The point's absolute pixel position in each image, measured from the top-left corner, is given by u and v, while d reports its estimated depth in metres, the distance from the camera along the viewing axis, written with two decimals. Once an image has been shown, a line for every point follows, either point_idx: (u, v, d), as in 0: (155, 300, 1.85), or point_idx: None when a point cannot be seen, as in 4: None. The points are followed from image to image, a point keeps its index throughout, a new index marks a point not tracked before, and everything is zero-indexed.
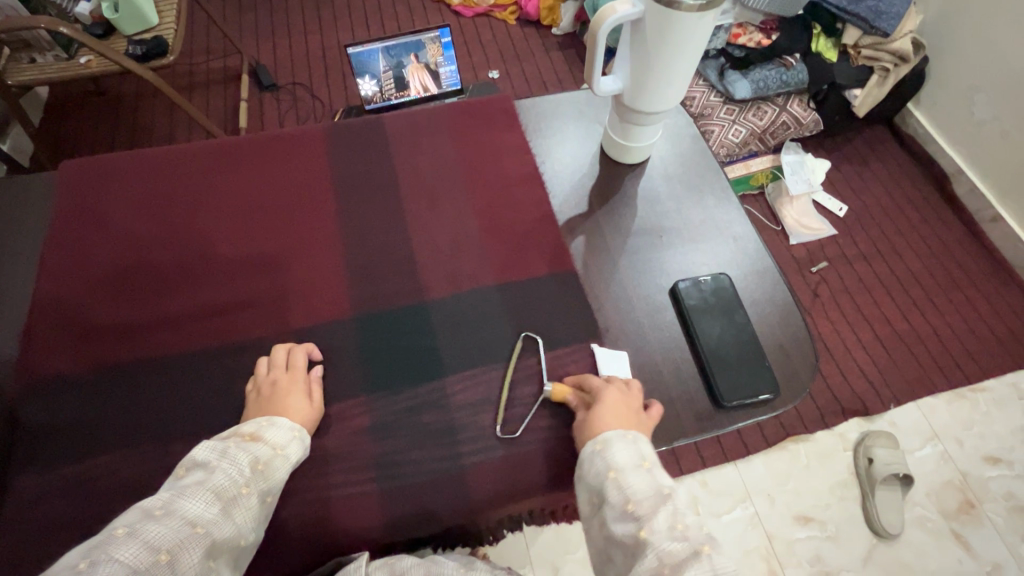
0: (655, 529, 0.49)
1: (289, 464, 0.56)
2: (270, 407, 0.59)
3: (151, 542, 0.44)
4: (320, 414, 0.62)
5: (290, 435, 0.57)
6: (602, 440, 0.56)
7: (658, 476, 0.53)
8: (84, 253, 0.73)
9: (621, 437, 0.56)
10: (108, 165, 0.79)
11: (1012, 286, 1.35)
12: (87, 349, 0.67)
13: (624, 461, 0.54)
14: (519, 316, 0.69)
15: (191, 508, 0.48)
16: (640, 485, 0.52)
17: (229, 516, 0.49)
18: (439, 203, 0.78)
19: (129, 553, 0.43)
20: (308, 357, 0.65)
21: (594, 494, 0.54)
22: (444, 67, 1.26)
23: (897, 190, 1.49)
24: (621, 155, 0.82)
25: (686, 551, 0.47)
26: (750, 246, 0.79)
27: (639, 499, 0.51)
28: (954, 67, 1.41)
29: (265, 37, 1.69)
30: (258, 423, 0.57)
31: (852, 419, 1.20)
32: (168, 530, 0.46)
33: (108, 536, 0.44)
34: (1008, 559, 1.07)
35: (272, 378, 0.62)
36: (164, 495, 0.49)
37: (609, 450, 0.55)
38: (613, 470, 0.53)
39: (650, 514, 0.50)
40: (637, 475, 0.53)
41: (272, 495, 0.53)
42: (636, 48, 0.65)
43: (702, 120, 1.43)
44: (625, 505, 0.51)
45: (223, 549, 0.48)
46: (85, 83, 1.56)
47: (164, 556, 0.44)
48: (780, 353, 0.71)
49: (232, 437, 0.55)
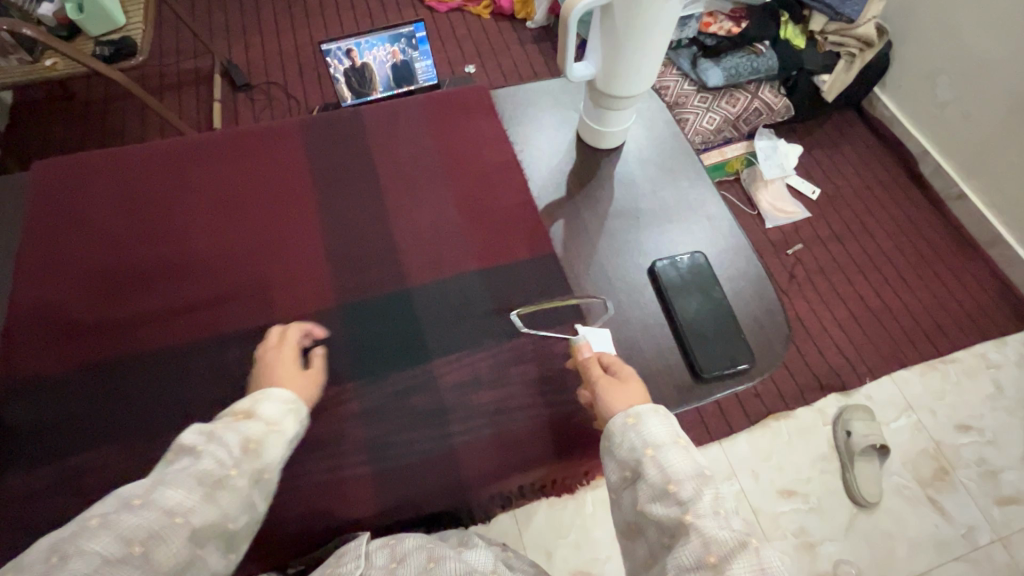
0: (699, 513, 0.45)
1: (283, 443, 0.55)
2: (270, 382, 0.60)
3: (126, 533, 0.42)
4: (316, 395, 0.62)
5: (285, 411, 0.56)
6: (636, 412, 0.53)
7: (698, 455, 0.50)
8: (61, 254, 0.72)
9: (658, 410, 0.53)
10: (83, 164, 0.78)
11: (976, 261, 1.41)
12: (68, 348, 0.66)
13: (662, 437, 0.51)
14: (504, 300, 0.70)
15: (170, 496, 0.46)
16: (681, 466, 0.49)
17: (213, 502, 0.47)
18: (418, 193, 0.78)
19: (101, 545, 0.41)
20: (304, 335, 0.66)
21: (629, 470, 0.51)
22: (420, 62, 1.25)
23: (867, 172, 1.54)
24: (598, 140, 0.84)
25: (734, 541, 0.43)
26: (725, 226, 0.81)
27: (678, 480, 0.48)
28: (917, 51, 1.45)
29: (237, 37, 1.67)
30: (253, 397, 0.56)
31: (830, 395, 1.23)
32: (147, 519, 0.44)
33: (82, 526, 0.42)
34: (981, 521, 1.12)
35: (273, 354, 0.62)
36: (145, 480, 0.46)
37: (646, 425, 0.52)
38: (650, 448, 0.50)
39: (693, 497, 0.47)
40: (675, 453, 0.49)
41: (266, 475, 0.52)
42: (608, 33, 0.66)
43: (677, 108, 1.45)
44: (665, 486, 0.48)
45: (207, 535, 0.46)
46: (50, 87, 1.52)
47: (137, 548, 0.42)
48: (757, 326, 0.74)
49: (224, 417, 0.53)
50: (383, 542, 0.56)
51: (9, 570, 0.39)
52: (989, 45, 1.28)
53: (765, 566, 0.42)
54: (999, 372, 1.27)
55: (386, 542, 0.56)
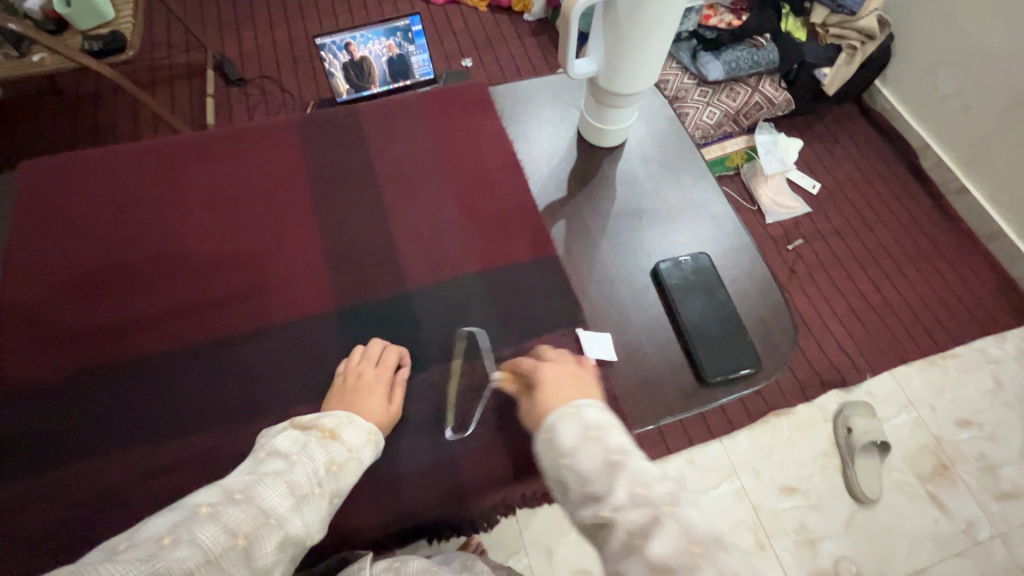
0: (616, 504, 0.43)
1: (362, 468, 0.54)
2: (350, 404, 0.59)
3: (230, 525, 0.42)
4: (393, 421, 0.61)
5: (365, 439, 0.56)
6: (546, 427, 0.50)
7: (609, 440, 0.47)
8: (51, 257, 0.70)
9: (563, 413, 0.50)
10: (70, 163, 0.76)
11: (976, 255, 1.40)
12: (60, 353, 0.65)
13: (571, 439, 0.47)
14: (503, 303, 0.69)
15: (268, 498, 0.45)
16: (592, 461, 0.45)
17: (301, 512, 0.46)
18: (416, 193, 0.77)
19: (209, 534, 0.41)
20: (399, 359, 0.64)
21: (554, 484, 0.48)
22: (415, 56, 1.23)
23: (867, 166, 1.52)
24: (599, 138, 0.82)
25: (653, 521, 0.41)
26: (728, 225, 0.80)
27: (593, 478, 0.45)
28: (918, 43, 1.44)
29: (229, 30, 1.64)
30: (338, 419, 0.56)
31: (831, 391, 1.23)
32: (246, 516, 0.43)
33: (191, 513, 0.42)
34: (980, 516, 1.12)
35: (360, 370, 0.61)
36: (245, 479, 0.47)
37: (555, 435, 0.48)
38: (564, 456, 0.47)
39: (609, 491, 0.44)
40: (585, 451, 0.46)
41: (341, 498, 0.51)
42: (611, 29, 0.64)
43: (677, 102, 1.43)
44: (584, 489, 0.45)
45: (290, 547, 0.45)
46: (38, 82, 1.50)
47: (240, 541, 0.41)
48: (760, 328, 0.73)
49: (312, 430, 0.53)
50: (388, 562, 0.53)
51: (123, 546, 0.39)
52: (993, 37, 1.26)
53: (686, 533, 0.40)
54: (999, 367, 1.27)
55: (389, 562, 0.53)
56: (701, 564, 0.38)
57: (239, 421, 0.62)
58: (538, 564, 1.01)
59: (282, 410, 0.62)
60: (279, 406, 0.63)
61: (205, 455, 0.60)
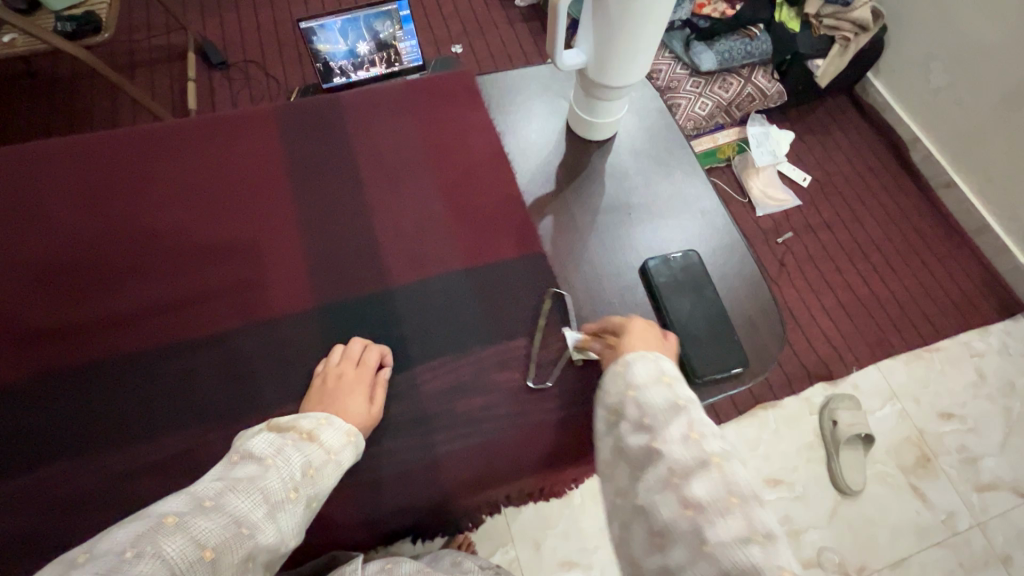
0: (668, 438, 0.46)
1: (340, 471, 0.52)
2: (329, 406, 0.57)
3: (197, 536, 0.40)
4: (376, 421, 0.60)
5: (345, 440, 0.54)
6: (624, 361, 0.54)
7: (679, 389, 0.50)
8: (19, 251, 0.68)
9: (642, 355, 0.53)
10: (34, 154, 0.73)
11: (963, 249, 1.41)
12: (30, 353, 0.63)
13: (644, 377, 0.51)
14: (488, 302, 0.68)
15: (240, 506, 0.44)
16: (656, 399, 0.49)
17: (273, 520, 0.45)
18: (399, 186, 0.75)
19: (175, 547, 0.39)
20: (381, 359, 0.63)
21: (612, 412, 0.52)
22: (404, 42, 1.20)
23: (858, 159, 1.52)
24: (588, 131, 0.80)
25: (694, 461, 0.44)
26: (718, 221, 0.79)
27: (653, 413, 0.48)
28: (911, 35, 1.43)
29: (211, 12, 1.58)
30: (315, 420, 0.54)
31: (817, 383, 1.24)
32: (215, 525, 0.42)
33: (157, 523, 0.40)
34: (961, 507, 1.14)
35: (341, 371, 0.60)
36: (216, 485, 0.45)
37: (630, 369, 0.52)
38: (632, 389, 0.51)
39: (663, 425, 0.47)
40: (653, 389, 0.50)
41: (318, 501, 0.50)
42: (600, 19, 0.62)
43: (669, 93, 1.41)
44: (641, 419, 0.49)
45: (262, 555, 0.44)
46: (12, 65, 1.44)
47: (208, 553, 0.40)
48: (748, 325, 0.72)
49: (289, 432, 0.52)
50: (381, 567, 0.55)
51: (83, 559, 0.37)
52: (988, 28, 1.24)
53: (722, 480, 0.42)
54: (983, 360, 1.28)
55: (384, 564, 0.55)
56: (733, 510, 0.40)
57: (216, 422, 0.60)
58: (526, 557, 1.00)
59: (261, 410, 0.61)
60: (257, 405, 0.61)
61: (180, 458, 0.58)
